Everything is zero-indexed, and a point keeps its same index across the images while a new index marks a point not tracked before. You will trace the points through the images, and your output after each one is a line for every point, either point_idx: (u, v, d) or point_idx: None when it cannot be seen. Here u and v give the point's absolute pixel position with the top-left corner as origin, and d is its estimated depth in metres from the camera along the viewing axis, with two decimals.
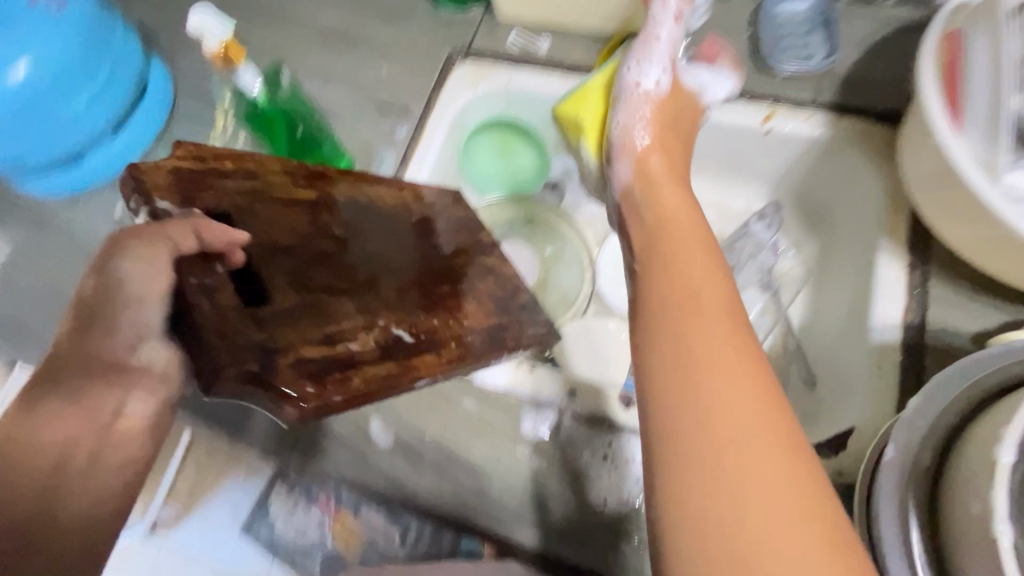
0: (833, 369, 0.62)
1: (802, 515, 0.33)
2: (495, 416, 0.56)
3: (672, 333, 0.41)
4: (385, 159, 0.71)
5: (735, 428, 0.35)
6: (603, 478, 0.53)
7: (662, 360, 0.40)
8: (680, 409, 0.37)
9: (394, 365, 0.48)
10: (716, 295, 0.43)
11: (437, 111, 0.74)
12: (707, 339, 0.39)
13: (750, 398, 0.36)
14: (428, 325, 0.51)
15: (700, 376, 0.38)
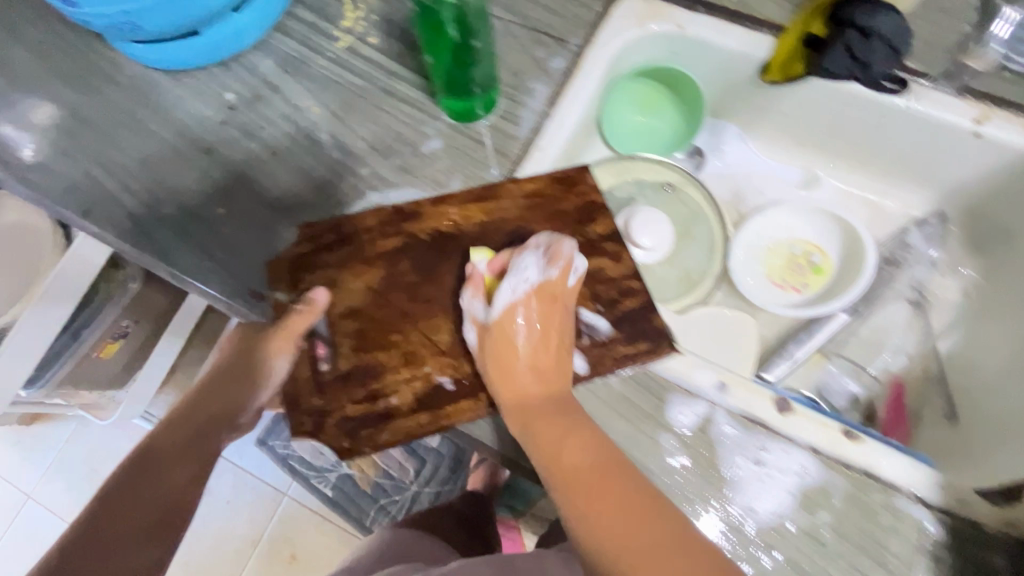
0: (987, 409, 0.57)
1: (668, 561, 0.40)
2: (636, 397, 0.51)
3: (558, 446, 0.47)
4: (535, 91, 0.63)
5: (607, 520, 0.43)
6: (754, 484, 0.47)
7: (559, 488, 0.46)
8: (590, 530, 0.43)
9: (427, 417, 0.53)
10: (591, 434, 0.48)
11: (597, 46, 0.65)
12: (570, 446, 0.46)
13: (619, 491, 0.44)
14: (470, 371, 0.54)
15: (597, 498, 0.44)
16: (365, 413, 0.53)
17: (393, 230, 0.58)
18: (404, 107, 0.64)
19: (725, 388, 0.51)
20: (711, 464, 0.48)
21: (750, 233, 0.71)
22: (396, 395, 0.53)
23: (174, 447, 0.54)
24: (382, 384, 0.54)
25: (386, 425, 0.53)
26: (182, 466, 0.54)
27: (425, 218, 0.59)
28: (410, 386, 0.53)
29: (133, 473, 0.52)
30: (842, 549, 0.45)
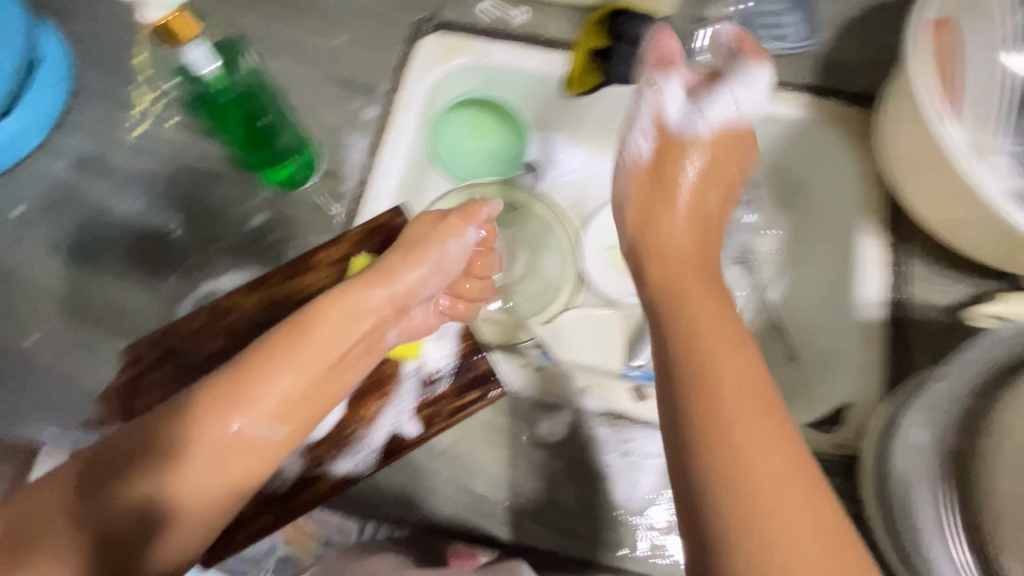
0: (813, 343, 0.65)
1: (797, 490, 0.36)
2: (508, 422, 0.53)
3: (687, 313, 0.45)
4: (354, 144, 0.63)
5: (746, 424, 0.38)
6: (626, 474, 0.51)
7: (676, 351, 0.43)
8: (690, 363, 0.41)
9: (271, 518, 0.47)
10: (695, 278, 0.50)
11: (407, 88, 0.66)
12: (710, 326, 0.43)
13: (727, 367, 0.40)
14: (315, 452, 0.48)
15: (711, 384, 0.40)
16: None
17: (206, 333, 0.53)
18: (222, 185, 0.62)
19: (585, 392, 0.53)
20: (584, 465, 0.52)
21: (595, 231, 0.77)
22: None
23: (227, 376, 0.43)
24: None
25: (233, 530, 0.47)
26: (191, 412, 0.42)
27: (237, 309, 0.53)
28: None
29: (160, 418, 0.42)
30: None
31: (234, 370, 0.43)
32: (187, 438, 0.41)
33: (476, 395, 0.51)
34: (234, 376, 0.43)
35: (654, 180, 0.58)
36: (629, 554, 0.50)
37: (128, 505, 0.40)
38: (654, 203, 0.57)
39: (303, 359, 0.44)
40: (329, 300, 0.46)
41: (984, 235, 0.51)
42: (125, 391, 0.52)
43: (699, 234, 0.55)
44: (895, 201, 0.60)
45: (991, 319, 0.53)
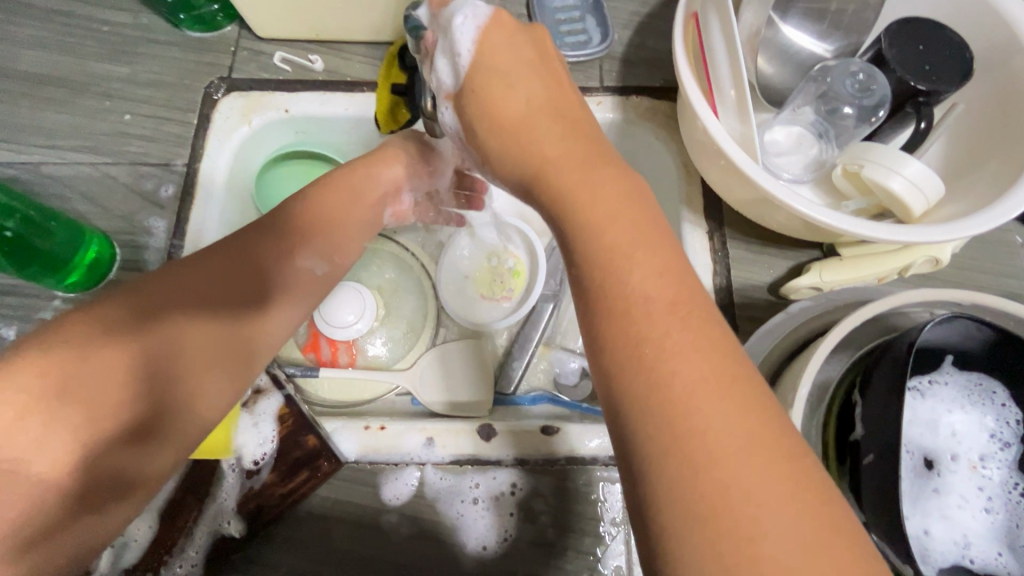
0: None
1: (769, 460, 0.27)
2: (351, 494, 0.50)
3: (590, 248, 0.33)
4: (155, 227, 0.59)
5: (698, 392, 0.28)
6: (478, 521, 0.50)
7: (598, 304, 0.31)
8: (619, 325, 0.31)
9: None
10: (618, 201, 0.34)
11: (208, 155, 0.62)
12: (641, 275, 0.31)
13: (677, 333, 0.29)
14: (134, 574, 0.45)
15: (645, 326, 0.30)
16: None
17: None
18: (8, 299, 0.56)
19: (432, 442, 0.51)
20: (434, 522, 0.50)
21: (451, 260, 0.75)
22: None
23: (186, 384, 0.41)
24: None
25: None
26: (159, 429, 0.39)
27: None
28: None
29: (116, 433, 0.37)
30: (565, 542, 0.49)
31: (191, 376, 0.41)
32: (159, 453, 0.39)
33: (303, 475, 0.48)
34: (196, 387, 0.42)
35: (503, 83, 0.39)
36: None
37: (112, 534, 0.37)
38: (527, 128, 0.38)
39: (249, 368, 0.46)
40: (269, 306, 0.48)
41: (780, 214, 0.52)
42: None
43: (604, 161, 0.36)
44: (709, 188, 0.61)
45: (806, 290, 0.54)
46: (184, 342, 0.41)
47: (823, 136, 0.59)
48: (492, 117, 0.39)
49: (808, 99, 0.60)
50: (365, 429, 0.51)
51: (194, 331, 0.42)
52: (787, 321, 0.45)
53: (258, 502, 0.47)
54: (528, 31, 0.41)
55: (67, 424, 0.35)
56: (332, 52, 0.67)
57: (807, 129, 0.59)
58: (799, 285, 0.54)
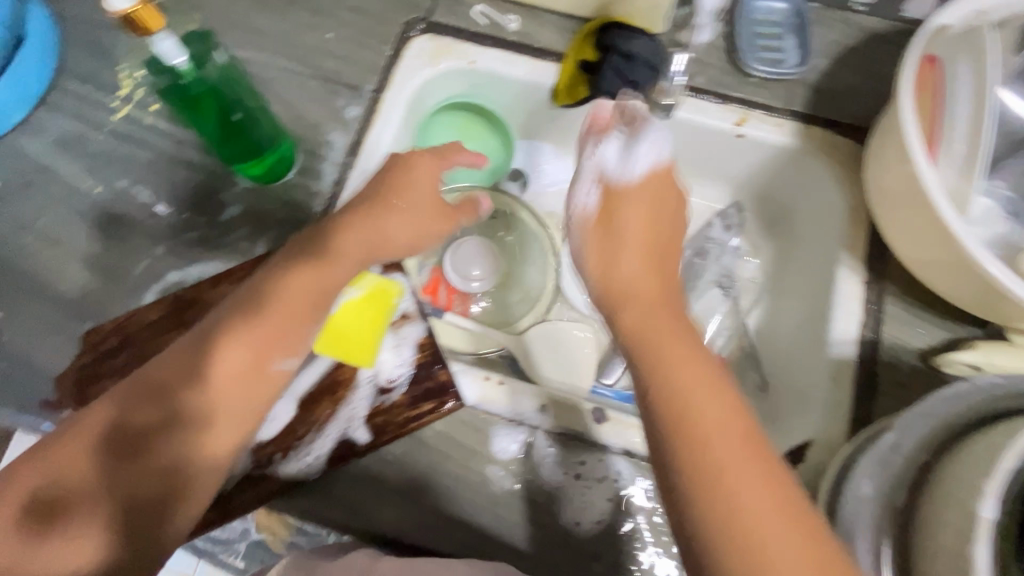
0: (785, 374, 0.64)
1: (790, 523, 0.34)
2: (463, 435, 0.52)
3: (657, 352, 0.40)
4: (334, 142, 0.62)
5: (734, 471, 0.35)
6: (577, 497, 0.50)
7: (654, 405, 0.38)
8: (676, 433, 0.37)
9: (216, 513, 0.48)
10: (652, 288, 0.44)
11: (393, 88, 0.65)
12: (691, 381, 0.38)
13: (710, 412, 0.37)
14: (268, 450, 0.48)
15: (693, 422, 0.37)
16: None
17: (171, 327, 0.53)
18: (198, 176, 0.61)
19: (545, 410, 0.53)
20: (534, 486, 0.51)
21: None
22: None
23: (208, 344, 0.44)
24: None
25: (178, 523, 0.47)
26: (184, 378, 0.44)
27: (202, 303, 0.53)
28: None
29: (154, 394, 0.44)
30: (655, 541, 0.49)
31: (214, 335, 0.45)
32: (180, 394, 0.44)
33: (432, 404, 0.50)
34: (226, 339, 0.44)
35: (638, 205, 0.47)
36: None
37: (138, 491, 0.42)
38: (613, 249, 0.46)
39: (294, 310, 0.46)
40: (314, 262, 0.48)
41: (959, 281, 0.50)
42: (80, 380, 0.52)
43: (640, 205, 0.47)
44: (878, 238, 0.58)
45: (963, 367, 0.52)
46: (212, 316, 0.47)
47: (1014, 215, 0.56)
48: (608, 216, 0.47)
49: (1008, 174, 0.56)
50: (487, 380, 0.53)
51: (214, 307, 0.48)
52: (964, 393, 0.42)
53: (385, 416, 0.50)
54: (653, 183, 0.48)
55: (126, 391, 0.44)
56: (529, 15, 0.67)
57: (1001, 205, 0.56)
58: (956, 359, 0.51)
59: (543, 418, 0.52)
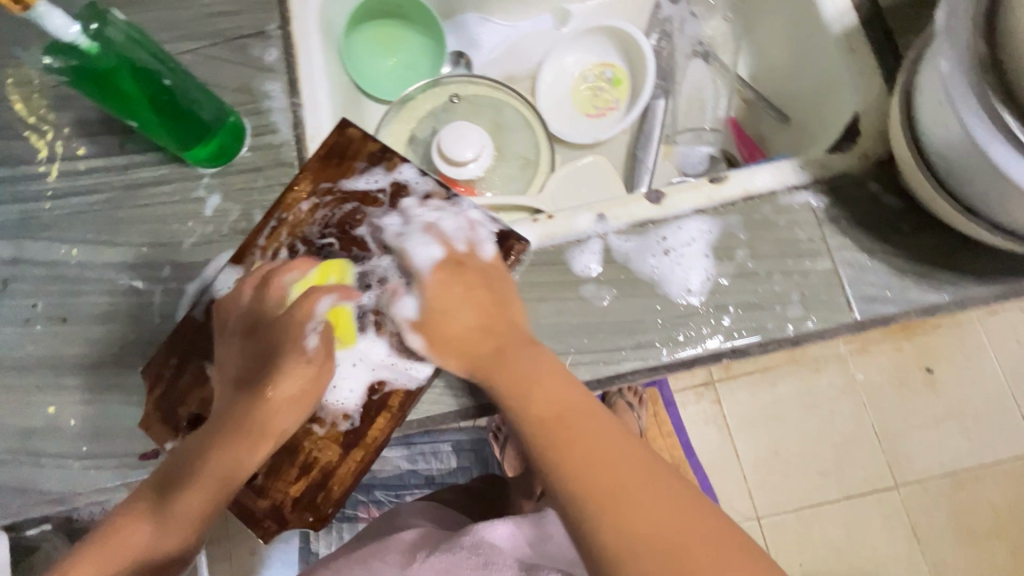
0: (797, 90, 0.62)
1: (660, 491, 0.34)
2: (545, 273, 0.50)
3: (564, 432, 0.37)
4: (272, 91, 0.58)
5: (643, 522, 0.32)
6: (675, 269, 0.49)
7: (557, 460, 0.36)
8: (615, 496, 0.33)
9: (362, 451, 0.46)
10: (594, 419, 0.37)
11: (299, 18, 0.60)
12: (546, 392, 0.39)
13: (613, 452, 0.35)
14: (378, 379, 0.47)
15: (572, 432, 0.36)
16: (307, 492, 0.45)
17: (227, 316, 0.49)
18: (161, 190, 0.57)
19: (604, 217, 0.51)
20: (631, 281, 0.49)
21: (545, 90, 0.73)
22: (322, 454, 0.46)
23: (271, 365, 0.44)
24: (303, 451, 0.46)
25: (331, 480, 0.46)
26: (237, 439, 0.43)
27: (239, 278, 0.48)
28: (321, 431, 0.46)
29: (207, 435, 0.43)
30: (768, 268, 0.48)
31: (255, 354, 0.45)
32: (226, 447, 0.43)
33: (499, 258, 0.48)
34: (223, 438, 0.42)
35: (451, 310, 0.45)
36: (713, 340, 0.48)
37: None
38: (524, 369, 0.40)
39: (479, 282, 0.45)
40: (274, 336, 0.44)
41: None
42: (167, 413, 0.48)
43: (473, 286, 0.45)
44: None
45: None
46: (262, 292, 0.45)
47: None
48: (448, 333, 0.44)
49: None
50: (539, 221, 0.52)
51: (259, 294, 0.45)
52: None
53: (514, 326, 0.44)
54: (480, 279, 0.45)
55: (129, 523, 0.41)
56: None
57: None
58: None
59: (606, 222, 0.51)
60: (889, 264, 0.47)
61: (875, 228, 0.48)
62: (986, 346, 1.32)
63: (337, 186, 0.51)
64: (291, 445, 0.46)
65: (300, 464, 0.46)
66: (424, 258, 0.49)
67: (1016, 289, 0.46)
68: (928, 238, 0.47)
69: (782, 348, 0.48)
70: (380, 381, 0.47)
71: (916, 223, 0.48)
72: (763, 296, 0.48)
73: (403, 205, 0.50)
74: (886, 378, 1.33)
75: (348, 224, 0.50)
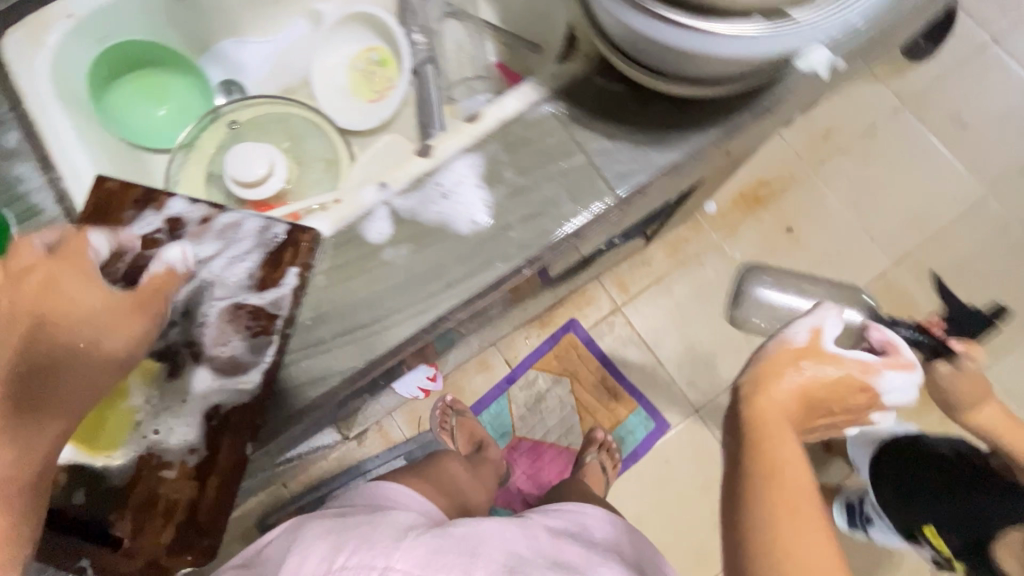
0: (536, 20, 0.68)
1: (808, 510, 0.42)
2: (347, 253, 0.52)
3: (778, 450, 0.45)
4: (23, 173, 0.56)
5: (802, 534, 0.41)
6: (457, 208, 0.52)
7: (754, 466, 0.44)
8: (768, 488, 0.43)
9: (219, 475, 0.47)
10: (792, 453, 0.44)
11: (31, 95, 0.58)
12: (773, 432, 0.46)
13: (803, 484, 0.43)
14: (212, 405, 0.48)
15: (768, 450, 0.45)
16: (179, 535, 0.46)
17: None
18: None
19: (386, 185, 0.54)
20: (424, 231, 0.52)
21: (323, 89, 0.76)
22: (181, 494, 0.46)
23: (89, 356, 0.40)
24: (162, 498, 0.46)
25: (198, 514, 0.46)
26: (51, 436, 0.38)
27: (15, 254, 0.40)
28: (173, 473, 0.47)
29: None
30: (536, 178, 0.53)
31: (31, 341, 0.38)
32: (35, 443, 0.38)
33: (291, 252, 0.50)
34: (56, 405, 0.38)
35: (821, 366, 0.52)
36: (510, 256, 0.52)
37: None
38: (767, 438, 0.45)
39: (840, 394, 0.54)
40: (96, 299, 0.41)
41: None
42: None
43: (804, 389, 0.51)
44: None
45: None
46: (52, 282, 0.39)
47: None
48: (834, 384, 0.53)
49: None
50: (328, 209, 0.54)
51: (73, 281, 0.40)
52: None
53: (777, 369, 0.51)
54: (841, 385, 0.53)
55: None
56: None
57: None
58: None
59: (388, 187, 0.54)
60: (630, 141, 0.53)
61: (610, 115, 0.54)
62: (827, 193, 1.48)
63: None
64: (148, 498, 0.46)
65: (162, 513, 0.46)
66: (221, 276, 0.49)
67: (725, 128, 0.54)
68: (652, 109, 0.54)
69: (570, 242, 0.53)
70: (216, 406, 0.48)
71: (640, 99, 0.54)
72: (540, 203, 0.52)
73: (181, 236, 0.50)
74: (759, 248, 1.46)
75: None
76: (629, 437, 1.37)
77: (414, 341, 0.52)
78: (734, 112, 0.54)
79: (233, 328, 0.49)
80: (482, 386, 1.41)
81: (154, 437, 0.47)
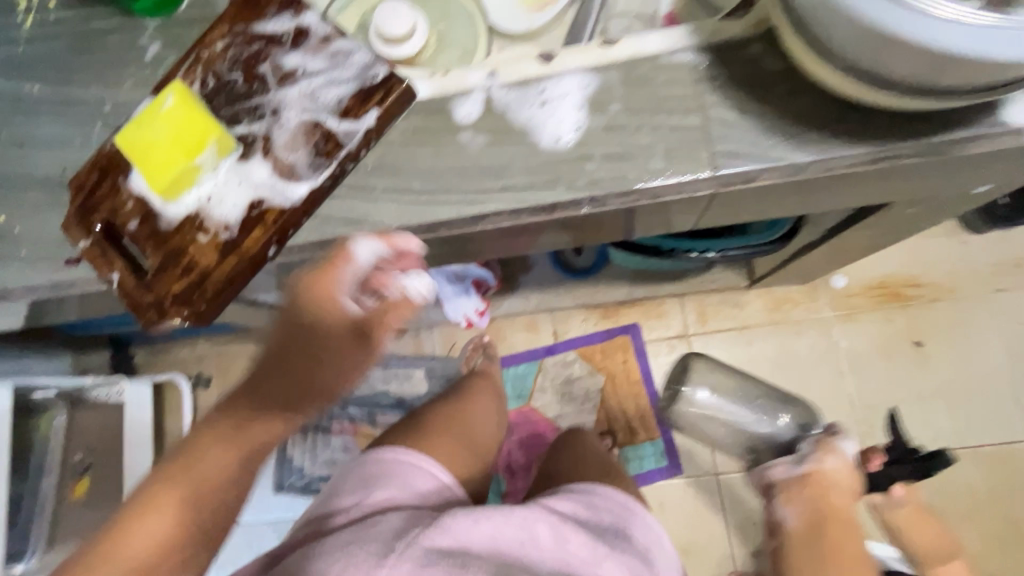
0: None
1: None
2: (431, 121, 0.52)
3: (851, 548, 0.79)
4: None
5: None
6: (548, 119, 0.50)
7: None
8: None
9: (235, 259, 0.50)
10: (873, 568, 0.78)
11: None
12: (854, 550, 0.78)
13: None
14: (257, 199, 0.51)
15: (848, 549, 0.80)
16: (187, 291, 0.50)
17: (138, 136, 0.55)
18: (112, 37, 0.63)
19: (495, 73, 0.52)
20: (508, 130, 0.51)
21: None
22: (201, 259, 0.51)
23: (291, 389, 0.52)
24: (187, 255, 0.51)
25: (207, 283, 0.50)
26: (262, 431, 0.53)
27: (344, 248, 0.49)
28: (204, 238, 0.51)
29: (242, 403, 0.53)
30: (639, 121, 0.49)
31: (236, 418, 0.53)
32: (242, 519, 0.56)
33: (380, 98, 0.51)
34: (299, 382, 0.52)
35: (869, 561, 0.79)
36: (576, 187, 0.49)
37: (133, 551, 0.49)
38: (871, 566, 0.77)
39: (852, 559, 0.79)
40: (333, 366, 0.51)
41: None
42: (84, 219, 0.54)
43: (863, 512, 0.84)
44: None
45: None
46: (327, 288, 0.49)
47: None
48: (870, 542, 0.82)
49: None
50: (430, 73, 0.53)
51: (331, 287, 0.49)
52: None
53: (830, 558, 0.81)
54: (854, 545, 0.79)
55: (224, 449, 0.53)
56: None
57: None
58: None
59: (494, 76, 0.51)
60: (758, 122, 0.47)
61: (750, 86, 0.48)
62: (987, 327, 1.25)
63: (248, 25, 0.55)
64: (178, 249, 0.51)
65: (183, 267, 0.51)
66: (315, 92, 0.52)
67: (880, 150, 0.45)
68: (800, 97, 0.46)
69: (642, 201, 0.49)
70: (258, 206, 0.51)
71: (793, 83, 0.47)
72: (630, 147, 0.49)
73: (301, 45, 0.53)
74: (872, 347, 1.27)
75: (252, 61, 0.54)
76: (635, 461, 1.28)
77: (451, 227, 0.51)
78: (903, 135, 0.45)
79: (302, 141, 0.51)
80: (522, 343, 1.36)
81: (202, 202, 0.51)
